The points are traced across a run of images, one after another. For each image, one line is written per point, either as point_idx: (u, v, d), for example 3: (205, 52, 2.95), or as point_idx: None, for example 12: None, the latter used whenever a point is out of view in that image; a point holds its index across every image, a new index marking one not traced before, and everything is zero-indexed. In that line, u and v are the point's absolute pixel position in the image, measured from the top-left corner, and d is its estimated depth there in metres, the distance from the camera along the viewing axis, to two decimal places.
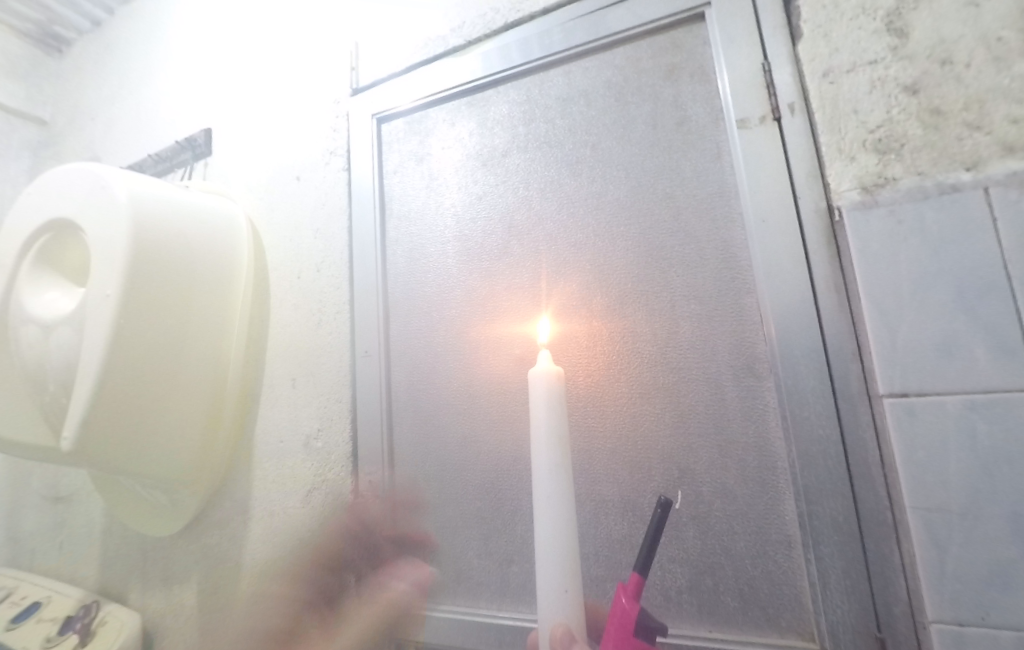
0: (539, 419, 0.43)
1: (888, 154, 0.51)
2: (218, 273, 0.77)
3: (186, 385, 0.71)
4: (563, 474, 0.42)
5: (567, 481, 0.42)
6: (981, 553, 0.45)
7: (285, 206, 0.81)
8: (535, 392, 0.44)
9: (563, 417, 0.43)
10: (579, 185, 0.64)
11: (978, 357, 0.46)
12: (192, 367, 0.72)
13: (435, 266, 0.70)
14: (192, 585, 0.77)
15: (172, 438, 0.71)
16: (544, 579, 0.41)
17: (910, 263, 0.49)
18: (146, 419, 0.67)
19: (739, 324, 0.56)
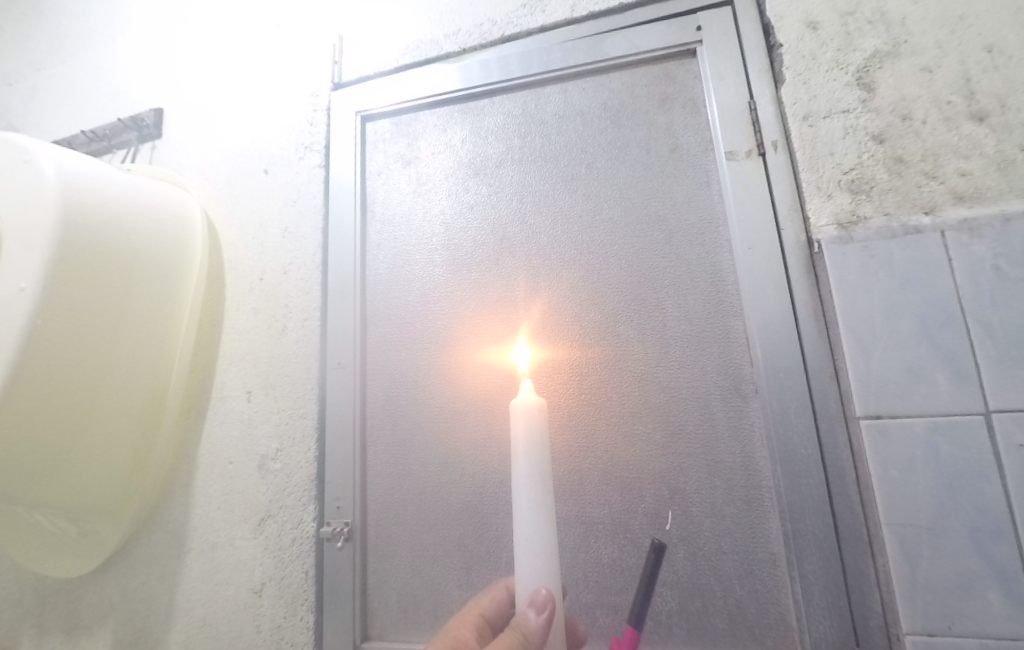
0: (520, 455, 0.42)
1: (859, 194, 0.56)
2: (168, 266, 0.68)
3: (115, 391, 0.62)
4: (547, 513, 0.41)
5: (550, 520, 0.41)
6: (946, 565, 0.49)
7: (247, 202, 0.74)
8: (515, 425, 0.42)
9: (542, 454, 0.42)
10: (574, 202, 0.65)
11: (940, 383, 0.51)
12: (126, 372, 0.63)
13: (419, 274, 0.67)
14: (107, 633, 0.66)
15: (99, 454, 0.61)
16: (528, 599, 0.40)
17: (882, 294, 0.54)
18: (64, 434, 0.57)
19: (728, 346, 0.59)
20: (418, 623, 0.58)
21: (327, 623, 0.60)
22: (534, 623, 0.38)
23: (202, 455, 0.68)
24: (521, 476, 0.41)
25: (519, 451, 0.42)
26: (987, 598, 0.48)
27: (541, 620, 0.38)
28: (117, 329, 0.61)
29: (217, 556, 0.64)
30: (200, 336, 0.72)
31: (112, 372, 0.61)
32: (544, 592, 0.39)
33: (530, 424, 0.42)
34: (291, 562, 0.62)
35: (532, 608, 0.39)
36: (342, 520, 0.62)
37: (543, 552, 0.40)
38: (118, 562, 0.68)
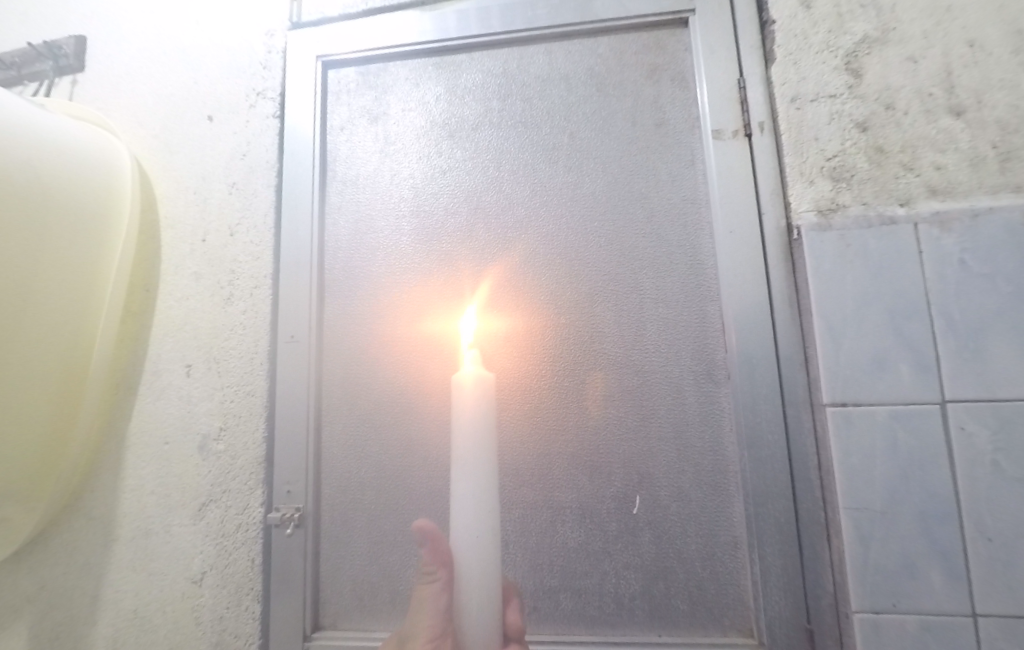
0: (461, 445, 0.37)
1: (840, 182, 0.55)
2: (89, 219, 0.59)
3: (20, 362, 0.53)
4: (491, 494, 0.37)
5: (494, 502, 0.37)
6: (896, 547, 0.51)
7: (187, 151, 0.66)
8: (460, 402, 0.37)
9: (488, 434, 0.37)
10: (554, 173, 0.62)
11: (903, 373, 0.52)
12: (37, 340, 0.54)
13: (383, 242, 0.62)
14: (20, 630, 0.59)
15: (6, 435, 0.53)
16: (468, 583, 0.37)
17: (856, 284, 0.54)
18: None
19: (703, 331, 0.58)
20: (375, 612, 0.55)
21: (274, 613, 0.56)
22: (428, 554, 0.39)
23: (134, 435, 0.61)
24: (464, 464, 0.37)
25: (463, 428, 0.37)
26: (929, 578, 0.51)
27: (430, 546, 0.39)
28: (25, 294, 0.54)
29: (150, 544, 0.58)
30: (131, 301, 0.63)
31: (13, 341, 0.53)
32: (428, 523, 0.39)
33: (472, 406, 0.37)
34: (235, 550, 0.57)
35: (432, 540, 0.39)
36: (292, 505, 0.57)
37: (483, 536, 0.37)
38: (32, 553, 0.60)
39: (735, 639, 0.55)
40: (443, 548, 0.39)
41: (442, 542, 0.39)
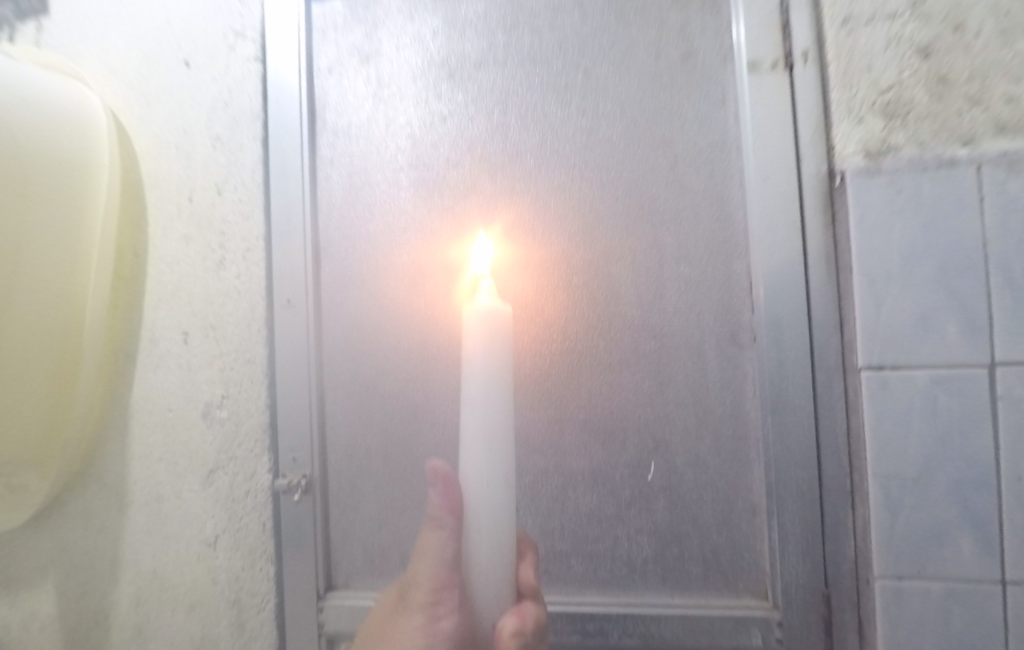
0: (473, 385, 0.35)
1: (893, 120, 0.48)
2: (68, 179, 0.56)
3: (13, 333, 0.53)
4: (503, 443, 0.35)
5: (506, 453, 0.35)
6: (925, 516, 0.49)
7: (166, 101, 0.61)
8: (474, 339, 0.35)
9: (500, 377, 0.35)
10: (566, 116, 0.55)
11: (949, 334, 0.48)
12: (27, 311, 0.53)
13: (380, 198, 0.58)
14: (48, 588, 0.61)
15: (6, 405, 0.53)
16: (477, 536, 0.36)
17: (904, 236, 0.48)
18: None
19: (728, 290, 0.54)
20: (386, 575, 0.55)
21: (288, 575, 0.56)
22: (437, 501, 0.38)
23: (136, 403, 0.59)
24: (473, 408, 0.35)
25: (476, 366, 0.35)
26: (959, 546, 0.48)
27: (440, 492, 0.38)
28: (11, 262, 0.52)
29: (163, 509, 0.59)
30: (121, 265, 0.60)
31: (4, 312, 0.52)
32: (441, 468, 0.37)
33: (482, 343, 0.35)
34: (245, 515, 0.57)
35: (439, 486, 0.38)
36: (298, 472, 0.56)
37: (499, 482, 0.36)
38: (51, 517, 0.61)
39: (749, 603, 0.54)
40: (455, 493, 0.38)
41: (454, 488, 0.38)
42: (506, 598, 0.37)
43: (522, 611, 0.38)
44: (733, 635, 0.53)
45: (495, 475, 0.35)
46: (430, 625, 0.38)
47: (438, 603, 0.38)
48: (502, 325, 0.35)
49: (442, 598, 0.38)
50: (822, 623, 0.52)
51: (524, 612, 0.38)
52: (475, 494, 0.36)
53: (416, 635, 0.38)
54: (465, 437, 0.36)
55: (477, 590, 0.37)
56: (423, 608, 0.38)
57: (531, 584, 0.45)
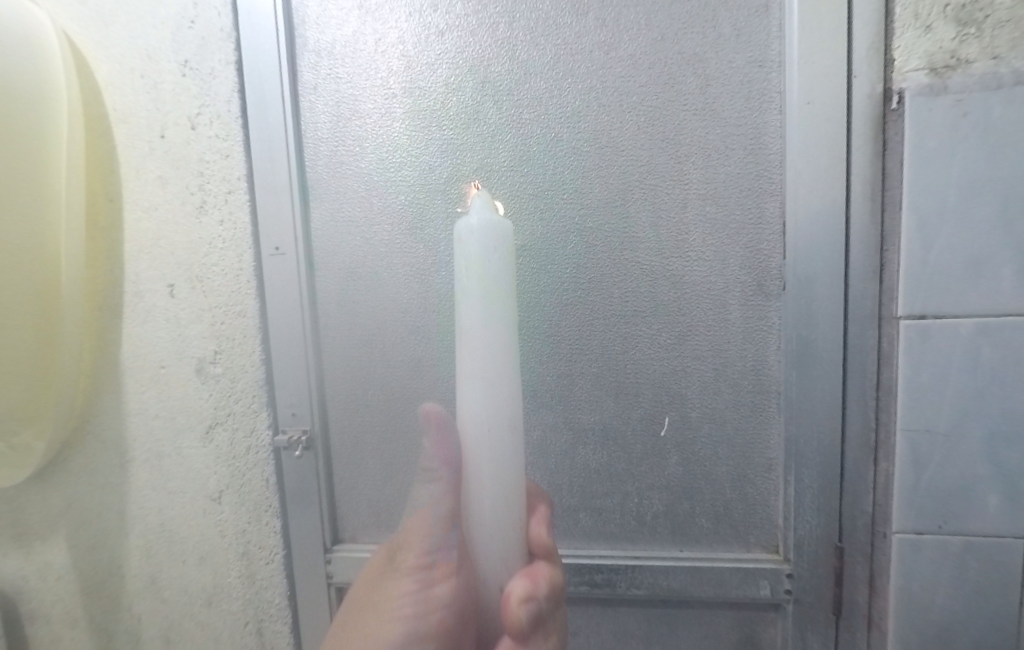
0: (468, 299, 0.30)
1: (967, 27, 0.41)
2: (21, 115, 0.50)
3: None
4: (505, 370, 0.31)
5: (508, 378, 0.31)
6: (955, 472, 0.46)
7: (126, 18, 0.53)
8: (467, 236, 0.30)
9: (499, 282, 0.30)
10: (582, 30, 0.48)
11: (1003, 279, 0.43)
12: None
13: (372, 130, 0.52)
14: (59, 541, 0.61)
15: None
16: (477, 483, 0.33)
17: (964, 168, 0.42)
18: None
19: (756, 233, 0.49)
20: (393, 528, 0.55)
21: (294, 528, 0.56)
22: (431, 451, 0.36)
23: (126, 359, 0.57)
24: (469, 332, 0.31)
25: (467, 272, 0.30)
26: (986, 502, 0.46)
27: (434, 441, 0.36)
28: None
29: (165, 465, 0.57)
30: (96, 213, 0.55)
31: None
32: (435, 411, 0.37)
33: (478, 241, 0.30)
34: (247, 471, 0.55)
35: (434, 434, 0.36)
36: (299, 427, 0.54)
37: (500, 420, 0.31)
38: (53, 473, 0.60)
39: (759, 555, 0.53)
40: (448, 441, 0.36)
41: (448, 435, 0.35)
42: (513, 559, 0.34)
43: (533, 575, 0.35)
44: (741, 587, 0.53)
45: (494, 412, 0.31)
46: (423, 588, 0.37)
47: (432, 565, 0.37)
48: (499, 225, 0.30)
49: (435, 557, 0.37)
50: (833, 575, 0.51)
51: (536, 575, 0.35)
52: (475, 437, 0.32)
53: (408, 601, 0.38)
54: (464, 370, 0.31)
55: (478, 548, 0.34)
56: (414, 571, 0.38)
57: (547, 545, 0.39)
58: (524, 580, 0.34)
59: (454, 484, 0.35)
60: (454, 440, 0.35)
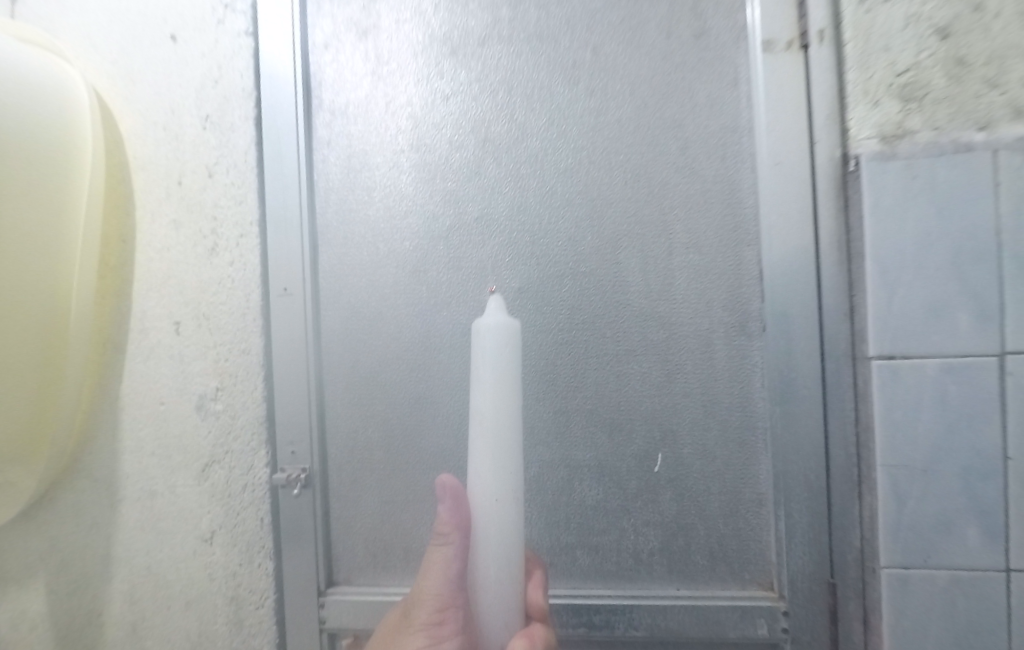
0: (481, 396, 0.38)
1: (910, 103, 0.47)
2: (44, 162, 0.53)
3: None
4: (511, 455, 0.38)
5: (511, 461, 0.38)
6: (934, 505, 0.49)
7: (153, 77, 0.58)
8: (483, 344, 0.38)
9: (507, 384, 0.37)
10: (574, 97, 0.53)
11: (961, 323, 0.47)
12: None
13: (380, 181, 0.55)
14: (37, 587, 0.59)
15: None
16: (488, 551, 0.38)
17: (918, 223, 0.47)
18: None
19: (737, 279, 0.53)
20: (389, 568, 0.54)
21: (287, 569, 0.55)
22: (443, 516, 0.39)
23: (127, 396, 0.57)
24: (482, 419, 0.38)
25: (485, 373, 0.37)
26: (966, 535, 0.48)
27: (448, 507, 0.39)
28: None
29: (157, 504, 0.57)
30: (108, 255, 0.58)
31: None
32: (450, 479, 0.39)
33: (492, 353, 0.37)
34: (242, 510, 0.55)
35: (446, 500, 0.39)
36: (298, 465, 0.54)
37: (499, 497, 0.38)
38: (39, 514, 0.59)
39: (755, 593, 0.54)
40: (462, 508, 0.39)
41: (462, 503, 0.39)
42: (514, 619, 0.40)
43: (530, 631, 0.40)
44: (740, 626, 0.53)
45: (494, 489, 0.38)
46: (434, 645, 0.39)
47: (442, 622, 0.39)
48: (510, 336, 0.37)
49: (445, 614, 0.39)
50: (828, 612, 0.52)
51: (532, 634, 0.40)
52: (485, 512, 0.38)
53: None
54: (476, 453, 0.38)
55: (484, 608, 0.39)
56: (425, 628, 0.39)
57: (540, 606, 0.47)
58: (522, 640, 0.39)
59: (464, 547, 0.39)
60: (466, 506, 0.39)
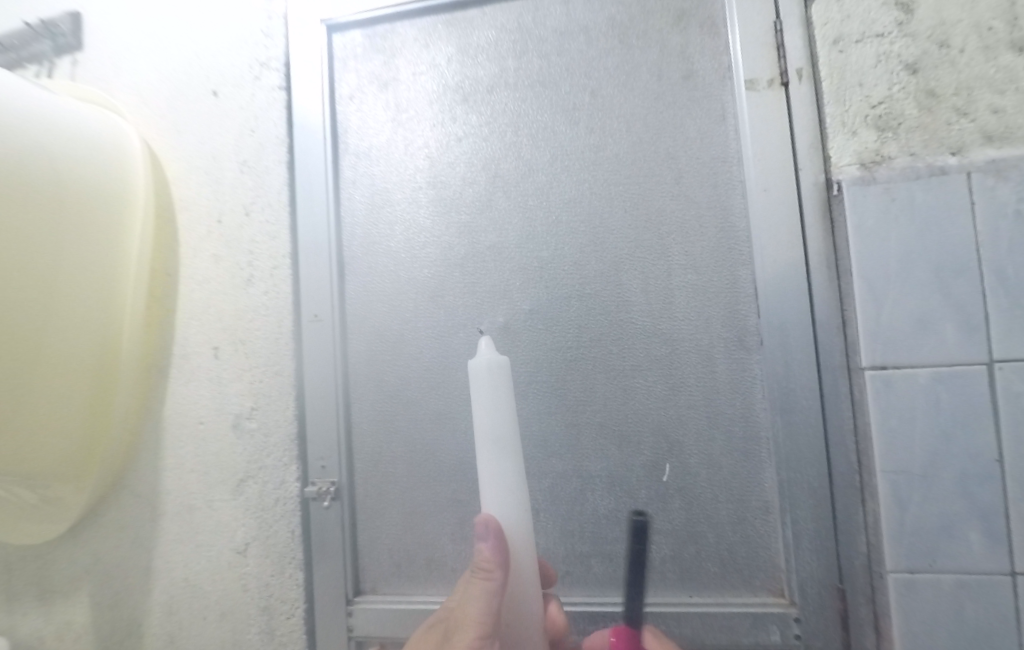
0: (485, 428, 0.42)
1: (886, 131, 0.51)
2: (103, 202, 0.58)
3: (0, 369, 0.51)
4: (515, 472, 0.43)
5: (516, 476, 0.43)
6: (934, 510, 0.51)
7: (197, 129, 0.64)
8: (480, 385, 0.42)
9: (508, 412, 0.42)
10: (575, 135, 0.58)
11: (949, 333, 0.50)
12: (47, 336, 0.54)
13: (400, 215, 0.61)
14: (82, 599, 0.63)
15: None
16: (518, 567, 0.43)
17: (900, 242, 0.50)
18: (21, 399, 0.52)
19: (734, 296, 0.56)
20: (413, 578, 0.57)
21: (317, 579, 0.58)
22: (488, 554, 0.41)
23: (169, 416, 0.62)
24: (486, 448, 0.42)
25: (492, 408, 0.42)
26: (968, 538, 0.50)
27: (489, 546, 0.42)
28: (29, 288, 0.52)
29: (195, 518, 0.61)
30: (153, 287, 0.63)
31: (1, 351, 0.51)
32: (492, 519, 0.42)
33: (489, 391, 0.42)
34: (275, 522, 0.59)
35: (486, 539, 0.42)
36: (327, 479, 0.58)
37: (516, 516, 0.42)
38: (87, 528, 0.63)
39: (767, 599, 0.56)
40: (502, 546, 0.42)
41: (503, 542, 0.42)
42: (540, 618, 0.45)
43: None
44: (753, 632, 0.55)
45: (513, 509, 0.42)
46: None
47: None
48: (503, 371, 0.43)
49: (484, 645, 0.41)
50: (839, 617, 0.53)
51: None
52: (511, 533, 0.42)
53: None
54: (487, 480, 0.43)
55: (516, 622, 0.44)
56: None
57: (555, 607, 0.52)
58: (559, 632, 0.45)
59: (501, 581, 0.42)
60: (505, 543, 0.42)
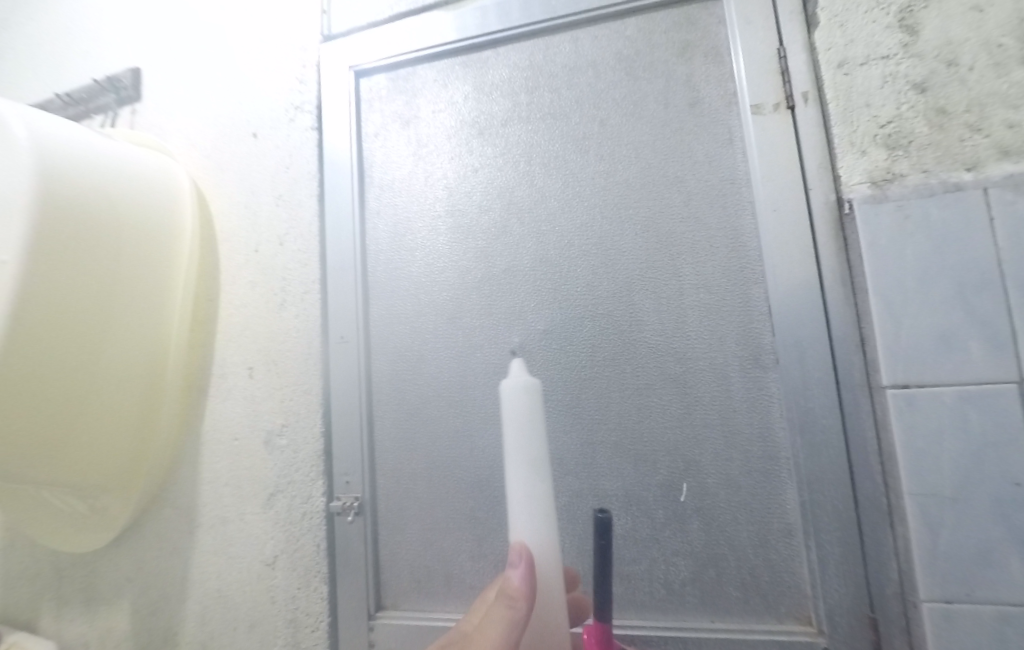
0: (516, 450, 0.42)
1: (896, 150, 0.51)
2: (156, 233, 0.64)
3: (60, 378, 0.55)
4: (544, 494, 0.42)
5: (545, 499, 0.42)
6: (969, 536, 0.48)
7: (238, 167, 0.70)
8: (514, 408, 0.42)
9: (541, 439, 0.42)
10: (586, 162, 0.61)
11: (974, 351, 0.49)
12: (109, 351, 0.59)
13: (420, 242, 0.64)
14: (124, 606, 0.66)
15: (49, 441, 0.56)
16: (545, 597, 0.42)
17: (916, 259, 0.50)
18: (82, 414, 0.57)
19: (747, 315, 0.56)
20: (432, 594, 0.58)
21: (340, 593, 0.60)
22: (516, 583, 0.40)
23: (207, 432, 0.66)
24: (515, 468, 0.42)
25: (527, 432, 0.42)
26: (1008, 567, 0.47)
27: (521, 574, 0.41)
28: (94, 308, 0.57)
29: (227, 530, 0.64)
30: (196, 312, 0.69)
31: (66, 362, 0.56)
32: (526, 548, 0.41)
33: (521, 415, 0.42)
34: (301, 536, 0.61)
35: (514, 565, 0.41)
36: (351, 494, 0.61)
37: (545, 538, 0.42)
38: (131, 538, 0.67)
39: (793, 628, 0.54)
40: (530, 575, 0.41)
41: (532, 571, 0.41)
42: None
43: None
44: None
45: (539, 529, 0.42)
46: None
47: None
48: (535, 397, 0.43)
49: None
50: None
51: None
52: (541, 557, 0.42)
53: None
54: (512, 498, 0.42)
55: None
56: None
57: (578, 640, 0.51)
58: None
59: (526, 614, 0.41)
60: (535, 574, 0.41)
